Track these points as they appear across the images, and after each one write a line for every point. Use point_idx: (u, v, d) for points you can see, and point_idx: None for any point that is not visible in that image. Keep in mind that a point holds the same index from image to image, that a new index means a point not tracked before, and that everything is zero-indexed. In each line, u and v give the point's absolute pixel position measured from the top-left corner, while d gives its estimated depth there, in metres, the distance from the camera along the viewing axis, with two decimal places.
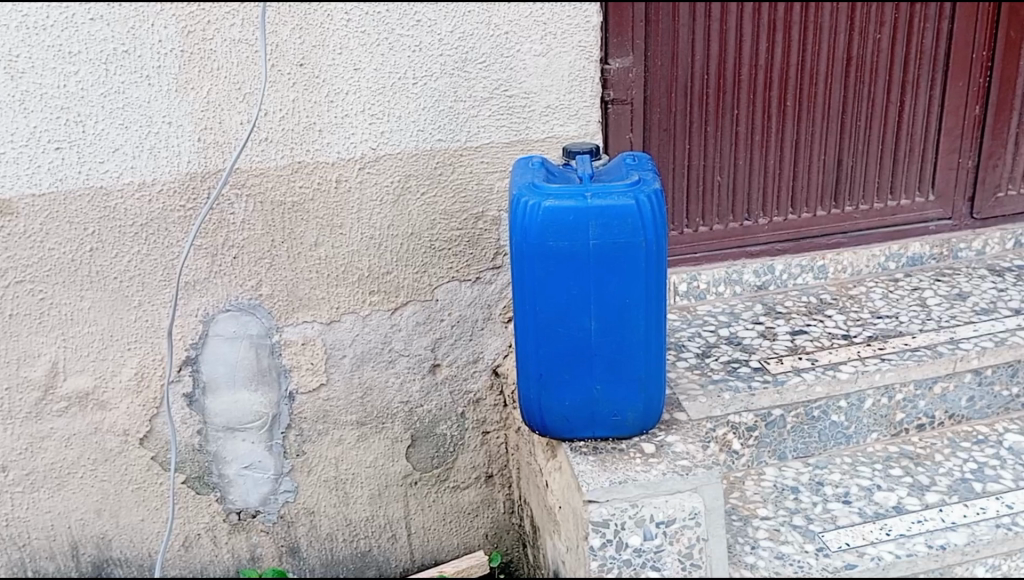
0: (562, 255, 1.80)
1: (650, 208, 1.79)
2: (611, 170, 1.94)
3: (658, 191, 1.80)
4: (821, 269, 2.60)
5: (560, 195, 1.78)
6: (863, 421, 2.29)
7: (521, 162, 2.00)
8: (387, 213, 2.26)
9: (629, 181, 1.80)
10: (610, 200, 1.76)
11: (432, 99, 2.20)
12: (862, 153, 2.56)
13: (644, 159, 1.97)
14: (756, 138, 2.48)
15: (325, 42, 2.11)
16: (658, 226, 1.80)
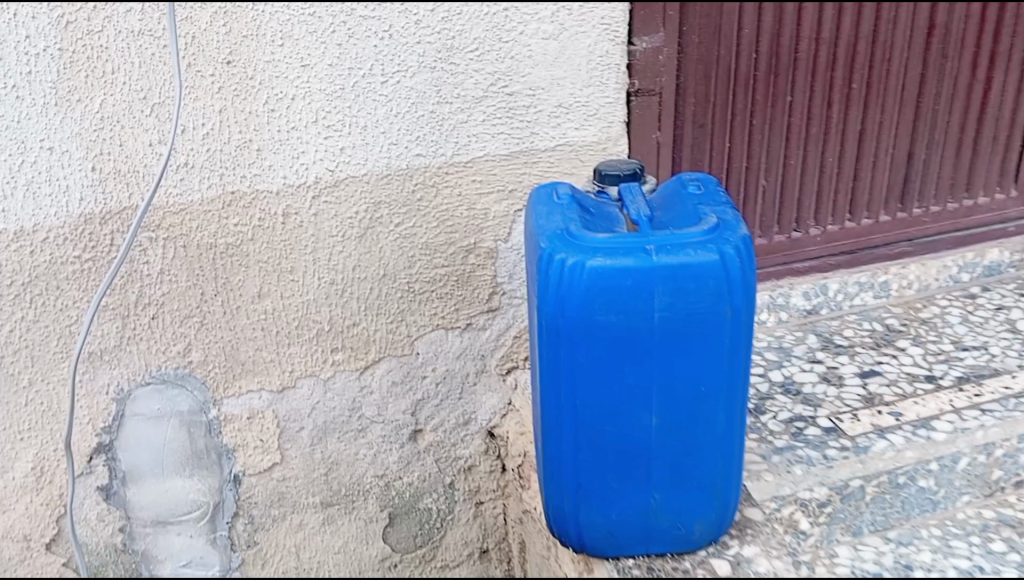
0: (613, 334, 1.27)
1: (739, 266, 1.27)
2: (668, 207, 1.42)
3: (747, 241, 1.29)
4: (884, 286, 2.11)
5: (611, 251, 1.25)
6: (954, 483, 1.76)
7: (539, 194, 1.47)
8: (352, 251, 1.75)
9: (707, 227, 1.28)
10: (684, 257, 1.24)
11: (407, 102, 1.66)
12: (938, 142, 2.08)
13: (715, 187, 1.45)
14: (814, 128, 1.98)
15: (262, 31, 1.56)
16: (749, 290, 1.29)
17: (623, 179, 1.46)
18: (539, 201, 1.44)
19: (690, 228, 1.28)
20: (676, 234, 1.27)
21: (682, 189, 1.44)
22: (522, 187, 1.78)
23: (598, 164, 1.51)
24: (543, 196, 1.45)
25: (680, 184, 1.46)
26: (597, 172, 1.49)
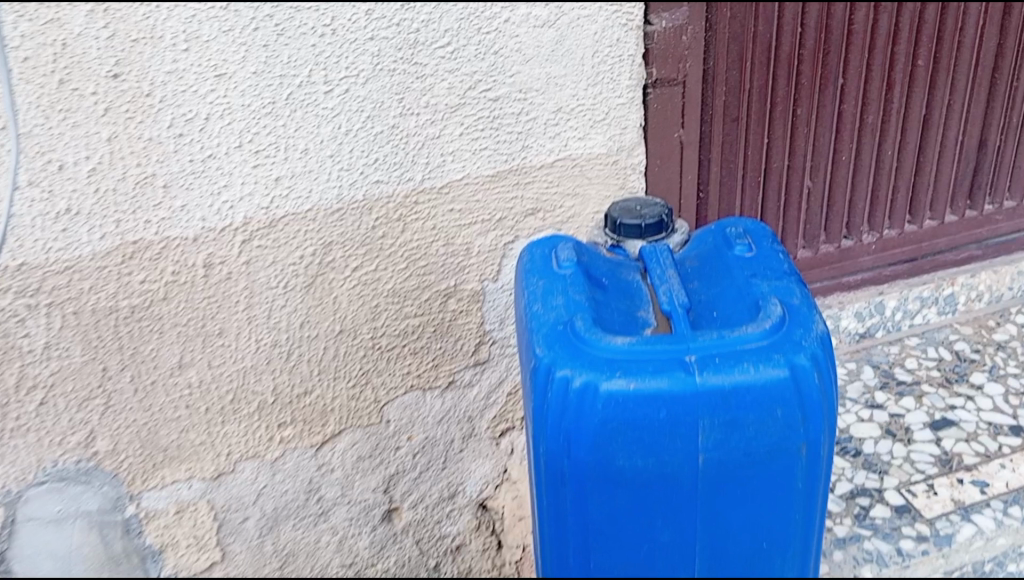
0: (643, 480, 0.93)
1: (816, 382, 0.92)
2: (708, 279, 1.07)
3: (824, 343, 0.94)
4: (949, 299, 1.77)
5: (637, 368, 0.90)
6: None
7: (534, 260, 1.12)
8: (299, 305, 1.37)
9: (769, 326, 0.93)
10: (740, 376, 0.89)
11: (359, 115, 1.29)
12: (1016, 125, 1.69)
13: (771, 247, 1.10)
14: (870, 116, 1.59)
15: (160, 31, 1.16)
16: (830, 413, 0.94)
17: (647, 229, 1.12)
18: (535, 273, 1.09)
19: (745, 330, 0.93)
20: (726, 339, 0.92)
21: (725, 251, 1.09)
22: (512, 215, 1.41)
23: (613, 203, 1.16)
24: (539, 264, 1.10)
25: (723, 241, 1.11)
26: (610, 216, 1.15)
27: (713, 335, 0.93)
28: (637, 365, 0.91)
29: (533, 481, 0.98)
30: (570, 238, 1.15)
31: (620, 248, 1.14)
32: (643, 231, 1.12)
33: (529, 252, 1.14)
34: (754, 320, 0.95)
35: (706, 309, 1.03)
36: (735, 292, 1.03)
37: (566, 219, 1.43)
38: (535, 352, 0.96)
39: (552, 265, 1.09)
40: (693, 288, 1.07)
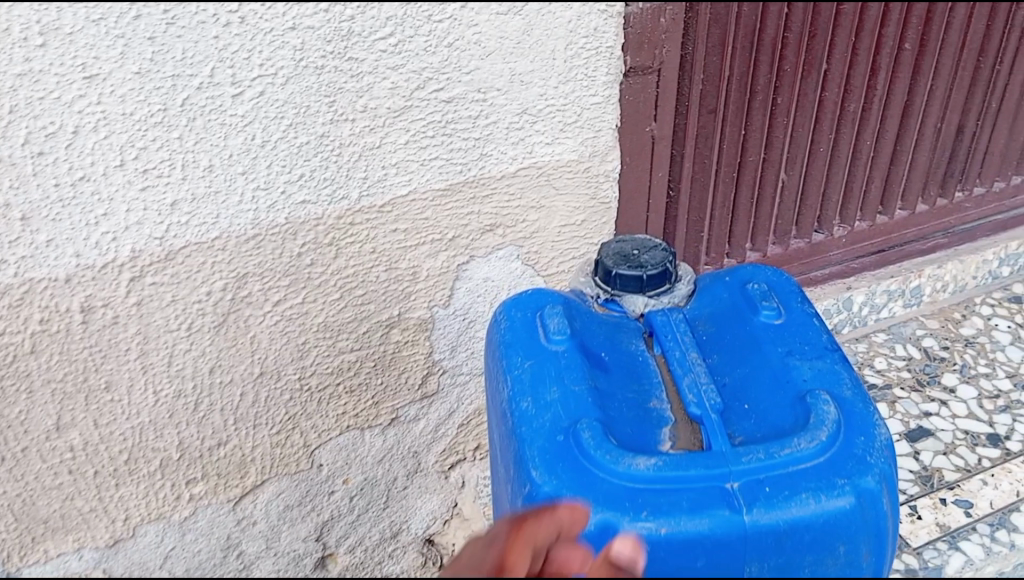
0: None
1: (882, 505, 0.80)
2: (731, 356, 0.93)
3: (887, 455, 0.81)
4: (916, 291, 1.65)
5: (672, 505, 0.77)
6: None
7: (511, 323, 0.94)
8: (207, 348, 1.17)
9: (825, 439, 0.80)
10: (797, 511, 0.76)
11: (278, 123, 1.05)
12: (994, 109, 1.56)
13: (802, 310, 0.95)
14: (852, 104, 1.43)
15: (5, 23, 0.90)
16: (893, 536, 0.82)
17: (648, 282, 0.97)
18: (517, 345, 0.92)
19: (799, 446, 0.79)
20: (774, 460, 0.79)
21: (748, 317, 0.95)
22: (467, 233, 1.21)
23: (605, 244, 1.00)
24: (519, 330, 0.93)
25: (744, 302, 0.96)
26: (603, 262, 0.99)
27: (759, 452, 0.80)
28: (670, 500, 0.77)
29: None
30: (554, 294, 0.97)
31: (615, 303, 0.99)
32: (642, 285, 0.97)
33: (503, 310, 0.96)
34: (807, 429, 0.81)
35: (733, 398, 0.89)
36: (768, 379, 0.89)
37: (529, 234, 1.25)
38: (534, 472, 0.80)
39: (538, 336, 0.92)
40: (714, 366, 0.92)
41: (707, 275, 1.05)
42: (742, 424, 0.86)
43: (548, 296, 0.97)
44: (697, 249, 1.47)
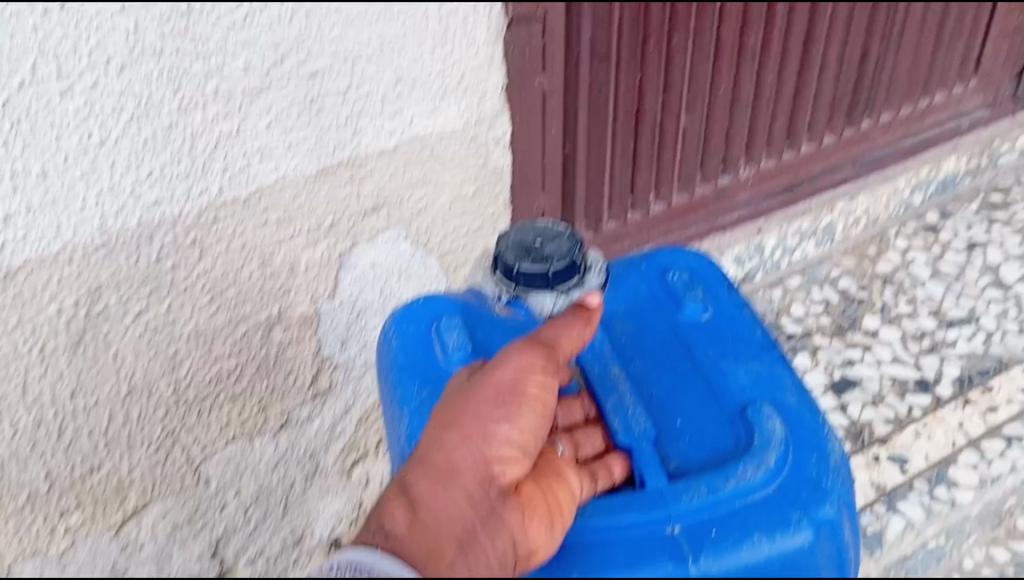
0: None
1: (842, 532, 0.89)
2: (656, 365, 1.02)
3: (842, 475, 0.90)
4: (827, 230, 1.60)
5: (613, 563, 0.85)
6: (971, 536, 1.27)
7: (405, 343, 0.95)
8: (65, 371, 1.03)
9: (775, 467, 0.89)
10: (755, 555, 0.85)
11: (117, 117, 0.91)
12: (897, 31, 1.47)
13: (737, 309, 1.06)
14: (751, 39, 1.33)
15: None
16: (851, 560, 0.90)
17: (556, 277, 0.90)
18: (414, 371, 0.93)
19: (745, 477, 0.88)
20: (721, 497, 0.88)
21: (677, 315, 1.06)
22: (346, 217, 1.10)
23: (504, 235, 0.93)
24: (415, 354, 0.94)
25: (669, 296, 1.08)
26: (505, 257, 0.92)
27: (704, 487, 0.89)
28: (607, 556, 0.86)
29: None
30: (445, 305, 0.97)
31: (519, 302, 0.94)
32: (548, 280, 0.90)
33: (394, 325, 0.97)
34: (755, 456, 0.90)
35: (674, 415, 0.97)
36: (700, 389, 0.99)
37: (417, 212, 1.14)
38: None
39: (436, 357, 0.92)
40: (650, 376, 1.01)
41: (627, 257, 1.14)
42: (678, 444, 0.96)
43: (443, 306, 0.98)
44: (598, 206, 1.38)
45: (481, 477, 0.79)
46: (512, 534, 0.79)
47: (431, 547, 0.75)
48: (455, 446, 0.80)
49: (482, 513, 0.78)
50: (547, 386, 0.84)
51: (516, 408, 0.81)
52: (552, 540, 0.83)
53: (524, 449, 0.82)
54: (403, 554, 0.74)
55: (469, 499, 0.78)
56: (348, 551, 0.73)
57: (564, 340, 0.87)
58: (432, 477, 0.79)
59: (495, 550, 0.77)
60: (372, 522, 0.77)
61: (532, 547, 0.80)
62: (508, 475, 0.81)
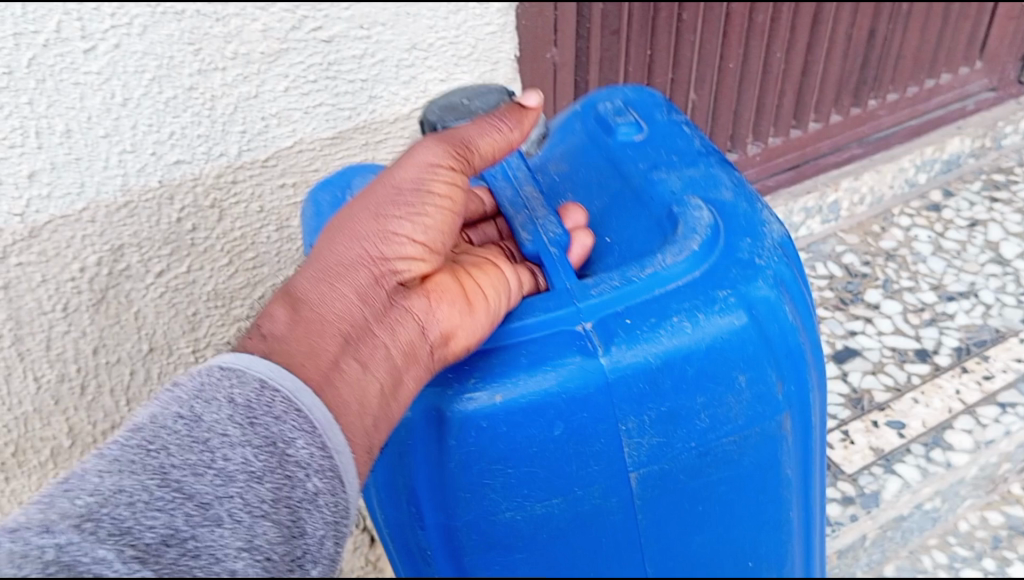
0: (551, 526, 0.73)
1: (782, 315, 0.73)
2: (590, 192, 0.87)
3: (778, 254, 0.75)
4: (833, 207, 1.61)
5: (509, 365, 0.69)
6: (960, 493, 1.35)
7: (319, 205, 0.90)
8: (88, 328, 1.04)
9: (697, 251, 0.73)
10: (674, 338, 0.68)
11: (138, 78, 0.93)
12: (904, 11, 1.52)
13: (671, 124, 0.89)
14: (759, 16, 1.35)
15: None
16: (800, 349, 0.75)
17: None
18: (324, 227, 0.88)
19: (664, 265, 0.72)
20: (635, 284, 0.71)
21: (605, 139, 0.88)
22: None
23: (428, 102, 0.84)
24: (327, 213, 0.89)
25: (597, 127, 0.90)
26: (428, 122, 0.83)
27: (616, 279, 0.72)
28: (510, 358, 0.69)
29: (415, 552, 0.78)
30: (366, 172, 0.93)
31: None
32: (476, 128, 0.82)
33: (313, 193, 0.93)
34: (674, 244, 0.73)
35: (599, 236, 0.83)
36: (631, 204, 0.83)
37: None
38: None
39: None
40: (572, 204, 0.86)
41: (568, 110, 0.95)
42: (611, 259, 0.81)
43: (366, 171, 0.94)
44: None
45: (371, 273, 0.69)
46: (420, 323, 0.70)
47: (315, 348, 0.66)
48: (346, 247, 0.69)
49: (372, 313, 0.69)
50: (457, 180, 0.72)
51: (416, 205, 0.70)
52: (479, 322, 0.70)
53: (426, 247, 0.71)
54: (273, 357, 0.64)
55: (361, 294, 0.69)
56: (219, 358, 0.64)
57: (483, 142, 0.72)
58: (322, 272, 0.69)
59: (394, 349, 0.69)
60: (251, 327, 0.68)
61: (446, 328, 0.69)
62: (413, 270, 0.71)
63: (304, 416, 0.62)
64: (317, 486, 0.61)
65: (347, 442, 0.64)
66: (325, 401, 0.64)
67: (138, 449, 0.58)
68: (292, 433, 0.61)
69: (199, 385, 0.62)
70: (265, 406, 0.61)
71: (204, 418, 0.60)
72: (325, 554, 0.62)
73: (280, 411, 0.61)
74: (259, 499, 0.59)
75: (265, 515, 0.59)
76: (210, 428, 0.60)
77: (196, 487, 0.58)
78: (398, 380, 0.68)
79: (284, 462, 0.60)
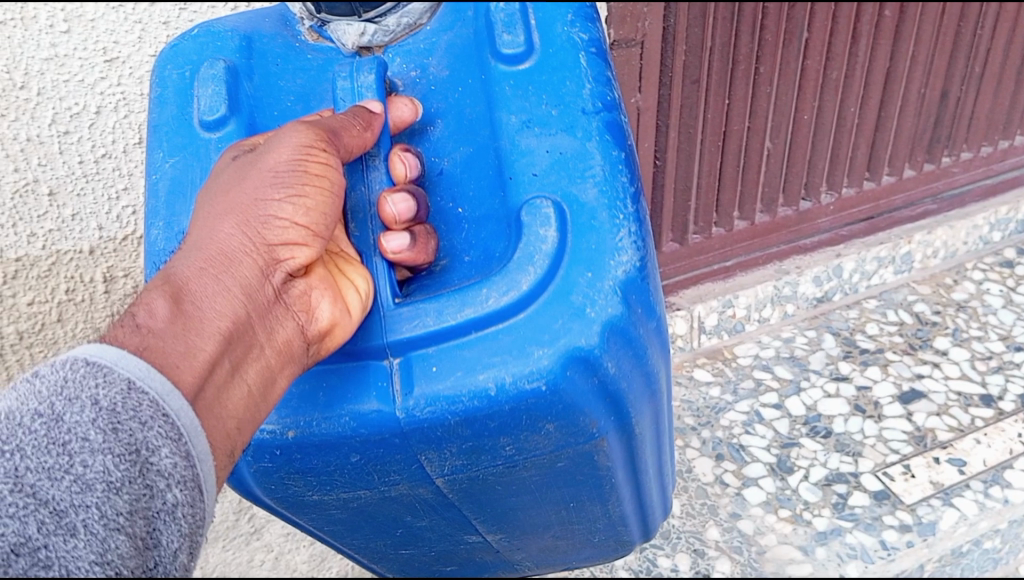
0: (369, 488, 0.84)
1: (607, 359, 0.74)
2: (459, 131, 0.84)
3: (613, 293, 0.73)
4: (906, 258, 1.70)
5: (334, 398, 0.76)
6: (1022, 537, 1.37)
7: (165, 87, 0.86)
8: None
9: (522, 293, 0.74)
10: (480, 393, 0.73)
11: None
12: (977, 73, 1.61)
13: (566, 44, 0.79)
14: (834, 73, 1.46)
15: (32, 10, 0.94)
16: (631, 374, 0.77)
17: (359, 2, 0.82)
18: (162, 128, 0.84)
19: (485, 306, 0.74)
20: (448, 327, 0.75)
21: (490, 55, 0.81)
22: None
23: None
24: (172, 101, 0.85)
25: (487, 29, 0.82)
26: None
27: (430, 316, 0.76)
28: (333, 392, 0.76)
29: (265, 500, 0.90)
30: (215, 59, 0.85)
31: (327, 31, 0.87)
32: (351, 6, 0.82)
33: (159, 68, 0.88)
34: (505, 276, 0.75)
35: (446, 198, 0.83)
36: (493, 170, 0.81)
37: None
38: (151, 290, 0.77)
39: (192, 116, 0.84)
40: (437, 143, 0.85)
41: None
42: (458, 236, 0.82)
43: (222, 46, 0.87)
44: (686, 220, 1.49)
45: (257, 259, 0.72)
46: (298, 322, 0.74)
47: (191, 347, 0.65)
48: (229, 235, 0.71)
49: (254, 308, 0.72)
50: (330, 161, 0.73)
51: (295, 188, 0.71)
52: (356, 319, 0.77)
53: (314, 233, 0.74)
54: (146, 355, 0.62)
55: (247, 289, 0.71)
56: (77, 350, 0.60)
57: (346, 135, 0.75)
58: (201, 263, 0.70)
59: (271, 348, 0.72)
60: (127, 313, 0.66)
61: (328, 323, 0.75)
62: (296, 259, 0.74)
63: (170, 423, 0.60)
64: (177, 498, 0.58)
65: (210, 449, 0.63)
66: (198, 411, 0.63)
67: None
68: (157, 441, 0.58)
69: (62, 379, 0.58)
70: (130, 410, 0.58)
71: (64, 418, 0.57)
72: (178, 567, 0.59)
73: (146, 418, 0.58)
74: (117, 512, 0.56)
75: (121, 529, 0.56)
76: (69, 432, 0.56)
77: (53, 492, 0.55)
78: (277, 376, 0.72)
79: (145, 471, 0.57)
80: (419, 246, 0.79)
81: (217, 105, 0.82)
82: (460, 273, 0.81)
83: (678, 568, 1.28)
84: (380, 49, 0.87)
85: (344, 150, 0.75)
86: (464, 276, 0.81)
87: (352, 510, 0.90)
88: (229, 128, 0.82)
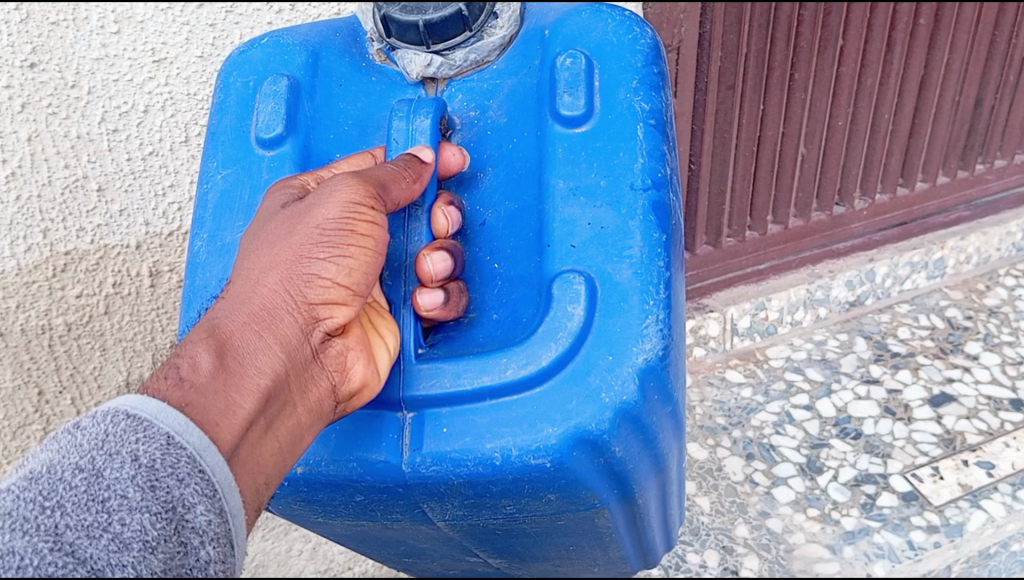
0: (372, 521, 0.86)
1: (615, 445, 0.75)
2: (507, 185, 0.87)
3: (631, 382, 0.74)
4: (939, 264, 1.71)
5: (349, 445, 0.77)
6: None
7: (228, 93, 0.90)
8: None
9: (542, 367, 0.75)
10: (485, 460, 0.74)
11: None
12: (1012, 82, 1.65)
13: (626, 113, 0.82)
14: (869, 79, 1.49)
15: (84, 12, 1.00)
16: (638, 457, 0.78)
17: (426, 31, 0.88)
18: (222, 139, 0.88)
19: (503, 377, 0.75)
20: (463, 391, 0.76)
21: (549, 114, 0.84)
22: None
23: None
24: (232, 110, 0.89)
25: (550, 86, 0.85)
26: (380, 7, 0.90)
27: (447, 378, 0.76)
28: (345, 439, 0.77)
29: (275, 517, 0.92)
30: (279, 75, 0.89)
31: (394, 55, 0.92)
32: (421, 35, 0.88)
33: (226, 73, 0.91)
34: (529, 348, 0.76)
35: (484, 249, 0.86)
36: (532, 235, 0.84)
37: None
38: (203, 300, 0.81)
39: (250, 128, 0.87)
40: (484, 194, 0.87)
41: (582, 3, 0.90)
42: (489, 292, 0.84)
43: (289, 59, 0.91)
44: (722, 224, 1.52)
45: (298, 317, 0.72)
46: (332, 381, 0.74)
47: (230, 404, 0.65)
48: (272, 290, 0.72)
49: (292, 366, 0.72)
50: (377, 219, 0.73)
51: (339, 247, 0.72)
52: (382, 378, 0.77)
53: (353, 294, 0.74)
54: (189, 412, 0.62)
55: (286, 346, 0.71)
56: (118, 403, 0.59)
57: (394, 187, 0.75)
58: (246, 316, 0.70)
59: (304, 407, 0.72)
60: (170, 362, 0.66)
61: (358, 383, 0.75)
62: (335, 319, 0.74)
63: (206, 480, 0.59)
64: (209, 555, 0.58)
65: (241, 507, 0.63)
66: (234, 470, 0.63)
67: (32, 504, 0.53)
68: (193, 499, 0.58)
69: (103, 433, 0.57)
70: (168, 467, 0.57)
71: (105, 474, 0.55)
72: None
73: (184, 475, 0.58)
74: (152, 572, 0.55)
75: None
76: (109, 488, 0.55)
77: (90, 551, 0.53)
78: (306, 433, 0.72)
79: (180, 529, 0.57)
80: (451, 303, 0.81)
81: (274, 124, 0.86)
82: (486, 330, 0.82)
83: (707, 563, 1.30)
84: (444, 82, 0.93)
85: (391, 203, 0.75)
86: (488, 332, 0.82)
87: (356, 529, 0.92)
88: (285, 149, 0.86)
